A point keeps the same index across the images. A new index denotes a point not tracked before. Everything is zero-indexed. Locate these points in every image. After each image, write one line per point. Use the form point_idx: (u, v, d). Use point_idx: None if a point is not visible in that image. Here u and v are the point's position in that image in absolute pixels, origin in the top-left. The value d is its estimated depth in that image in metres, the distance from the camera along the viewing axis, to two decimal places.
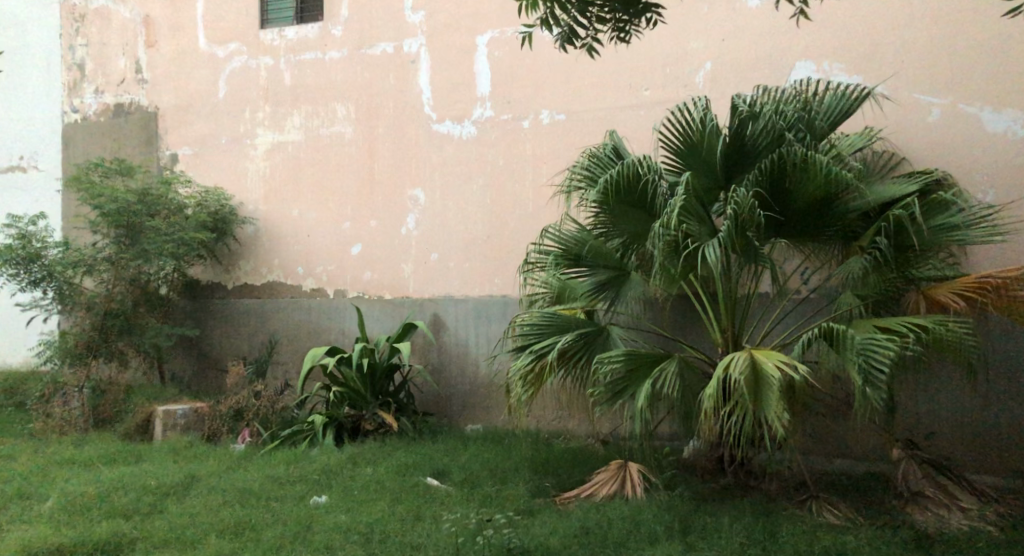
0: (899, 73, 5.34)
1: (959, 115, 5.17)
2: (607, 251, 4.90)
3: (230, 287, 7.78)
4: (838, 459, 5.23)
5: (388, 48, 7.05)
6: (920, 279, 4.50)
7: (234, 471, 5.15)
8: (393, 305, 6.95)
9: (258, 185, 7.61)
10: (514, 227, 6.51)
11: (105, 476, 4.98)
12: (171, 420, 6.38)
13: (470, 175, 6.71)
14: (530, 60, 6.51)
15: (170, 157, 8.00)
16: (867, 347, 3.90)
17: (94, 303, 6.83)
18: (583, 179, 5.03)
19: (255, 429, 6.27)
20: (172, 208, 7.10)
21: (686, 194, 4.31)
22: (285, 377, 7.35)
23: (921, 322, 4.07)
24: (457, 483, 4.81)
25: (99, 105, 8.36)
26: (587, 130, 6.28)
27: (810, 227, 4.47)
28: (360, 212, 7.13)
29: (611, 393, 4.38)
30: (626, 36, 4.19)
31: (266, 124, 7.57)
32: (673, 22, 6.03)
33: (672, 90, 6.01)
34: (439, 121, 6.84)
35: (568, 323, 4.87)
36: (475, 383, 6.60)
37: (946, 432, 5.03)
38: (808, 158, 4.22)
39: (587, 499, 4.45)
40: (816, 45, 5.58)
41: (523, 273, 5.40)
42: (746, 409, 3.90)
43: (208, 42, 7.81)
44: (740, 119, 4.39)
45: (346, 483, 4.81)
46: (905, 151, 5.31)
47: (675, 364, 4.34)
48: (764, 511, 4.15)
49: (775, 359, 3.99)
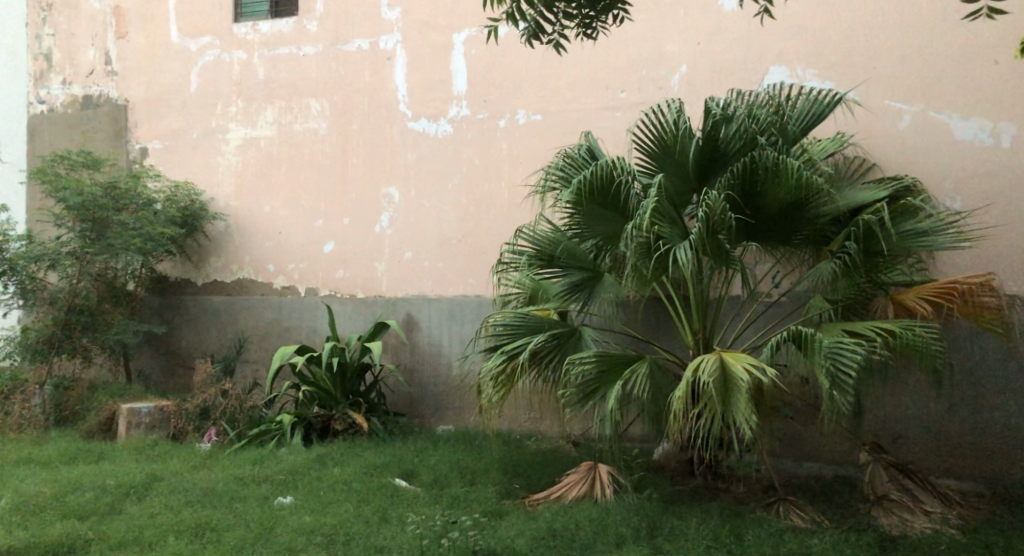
0: (872, 80, 5.38)
1: (929, 122, 5.22)
2: (581, 252, 4.91)
3: (199, 284, 7.66)
4: (807, 462, 5.25)
5: (363, 45, 6.99)
6: (888, 285, 4.54)
7: (198, 471, 5.05)
8: (366, 304, 6.88)
9: (229, 180, 7.51)
10: (488, 227, 6.47)
11: (63, 476, 4.88)
12: (135, 418, 6.24)
13: (444, 174, 6.66)
14: (506, 59, 6.49)
15: (140, 150, 7.88)
16: (834, 351, 3.92)
17: (57, 298, 6.70)
18: (558, 180, 5.00)
19: (222, 429, 6.16)
20: (140, 202, 6.95)
21: (659, 196, 4.30)
22: (254, 376, 7.25)
23: (889, 326, 4.10)
24: (426, 484, 4.77)
25: (67, 97, 8.21)
26: (563, 131, 6.26)
27: (781, 231, 4.48)
28: (333, 210, 7.05)
29: (582, 395, 4.34)
30: (592, 33, 4.19)
31: (238, 119, 7.47)
32: (650, 24, 6.03)
33: (647, 92, 6.01)
34: (414, 118, 6.79)
35: (540, 324, 4.85)
36: (448, 383, 6.56)
37: (912, 436, 5.07)
38: (779, 162, 4.23)
39: (556, 501, 4.41)
40: (790, 50, 5.61)
41: (496, 273, 5.34)
42: (714, 411, 3.90)
43: (180, 35, 7.69)
44: (713, 122, 4.39)
45: (313, 484, 4.75)
46: (875, 158, 5.36)
47: (646, 365, 4.34)
48: (732, 514, 4.16)
49: (744, 361, 4.00)
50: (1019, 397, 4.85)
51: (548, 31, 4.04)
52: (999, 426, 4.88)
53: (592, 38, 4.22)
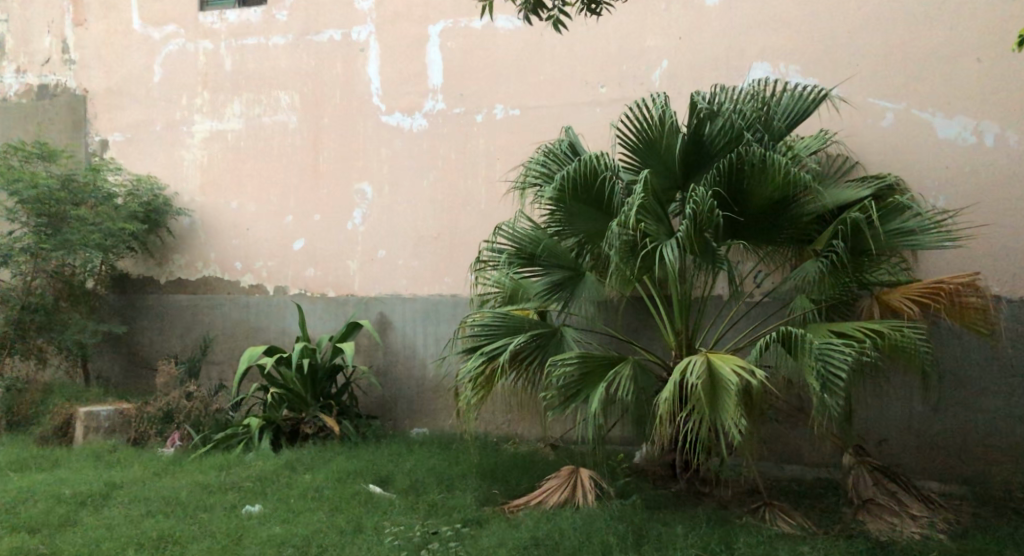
0: (856, 77, 5.31)
1: (913, 120, 5.17)
2: (562, 250, 4.75)
3: (162, 282, 7.36)
4: (789, 464, 5.18)
5: (335, 35, 6.77)
6: (873, 285, 4.45)
7: (160, 478, 4.82)
8: (338, 303, 6.67)
9: (194, 174, 7.23)
10: (464, 224, 6.31)
11: (15, 485, 4.62)
12: (94, 422, 5.98)
13: (419, 170, 6.48)
14: (484, 52, 6.32)
15: (99, 143, 7.57)
16: (825, 352, 3.81)
17: (9, 295, 6.41)
18: (538, 176, 4.87)
19: (187, 433, 5.90)
20: (102, 197, 6.64)
21: (645, 192, 4.17)
22: (220, 378, 6.99)
23: (877, 328, 4.01)
24: (401, 491, 4.59)
25: (21, 86, 7.87)
26: (542, 126, 6.12)
27: (767, 229, 4.38)
28: (303, 206, 6.83)
29: (564, 398, 4.20)
30: (597, 10, 4.22)
31: (204, 111, 7.20)
32: (631, 18, 5.90)
33: (628, 88, 5.89)
34: (388, 113, 6.59)
35: (521, 324, 4.69)
36: (422, 385, 6.38)
37: (896, 438, 5.02)
38: (766, 158, 4.13)
39: (537, 507, 4.26)
40: (773, 46, 5.52)
41: (475, 272, 5.18)
42: (703, 414, 3.78)
43: (143, 24, 7.40)
44: (699, 118, 4.29)
45: (282, 491, 4.54)
46: (858, 156, 5.29)
47: (630, 366, 4.21)
48: (718, 520, 4.06)
49: (733, 362, 3.87)
50: (1002, 398, 4.83)
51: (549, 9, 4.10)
52: (981, 427, 4.86)
53: (596, 13, 4.23)
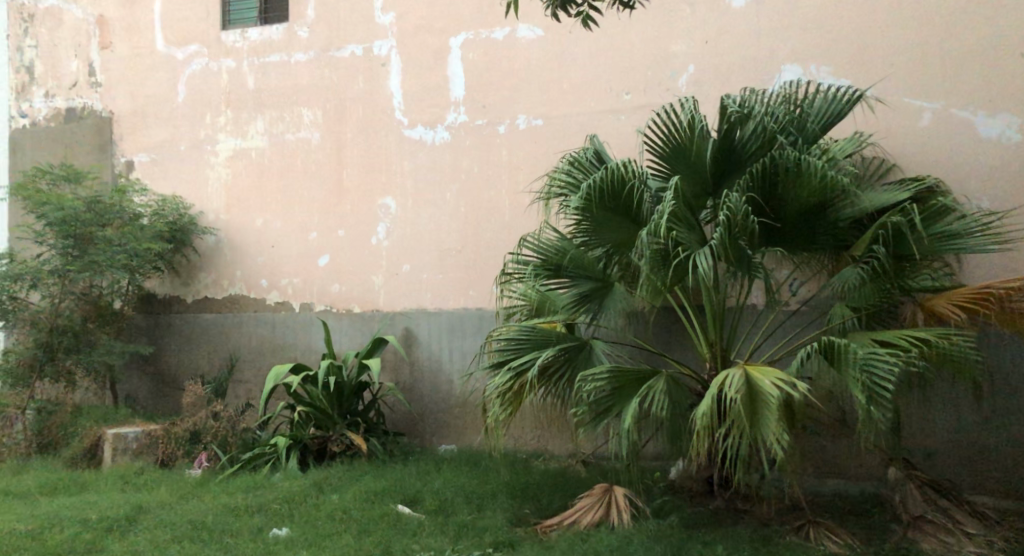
0: (890, 76, 5.14)
1: (952, 119, 4.99)
2: (589, 261, 4.64)
3: (188, 301, 7.35)
4: (830, 478, 5.00)
5: (357, 50, 6.73)
6: (916, 291, 4.26)
7: (187, 501, 4.76)
8: (363, 318, 6.60)
9: (219, 192, 7.22)
10: (488, 236, 6.21)
11: (43, 509, 4.58)
12: (122, 444, 5.95)
13: (443, 183, 6.40)
14: (506, 62, 6.24)
15: (125, 164, 7.60)
16: (869, 362, 3.64)
17: (39, 318, 6.41)
18: (563, 185, 4.75)
19: (214, 453, 5.85)
20: (127, 217, 6.65)
21: (675, 200, 4.04)
22: (247, 397, 6.95)
23: (924, 336, 3.82)
24: (430, 510, 4.48)
25: (49, 110, 7.92)
26: (566, 136, 6.01)
27: (802, 236, 4.22)
28: (328, 222, 6.78)
29: (595, 413, 4.07)
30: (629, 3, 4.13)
31: (228, 129, 7.20)
32: (655, 22, 5.79)
33: (654, 94, 5.77)
34: (410, 126, 6.53)
35: (549, 337, 4.56)
36: (449, 402, 6.28)
37: (945, 451, 4.81)
38: (801, 161, 3.98)
39: (571, 527, 4.13)
40: (803, 48, 5.37)
41: (500, 285, 5.05)
42: (743, 429, 3.62)
43: (166, 44, 7.43)
44: (729, 122, 4.15)
45: (310, 514, 4.45)
46: (896, 158, 5.11)
47: (664, 380, 4.05)
48: (760, 540, 3.91)
49: (773, 375, 3.71)
50: None
51: (578, 3, 4.04)
52: None
53: (629, 4, 4.07)
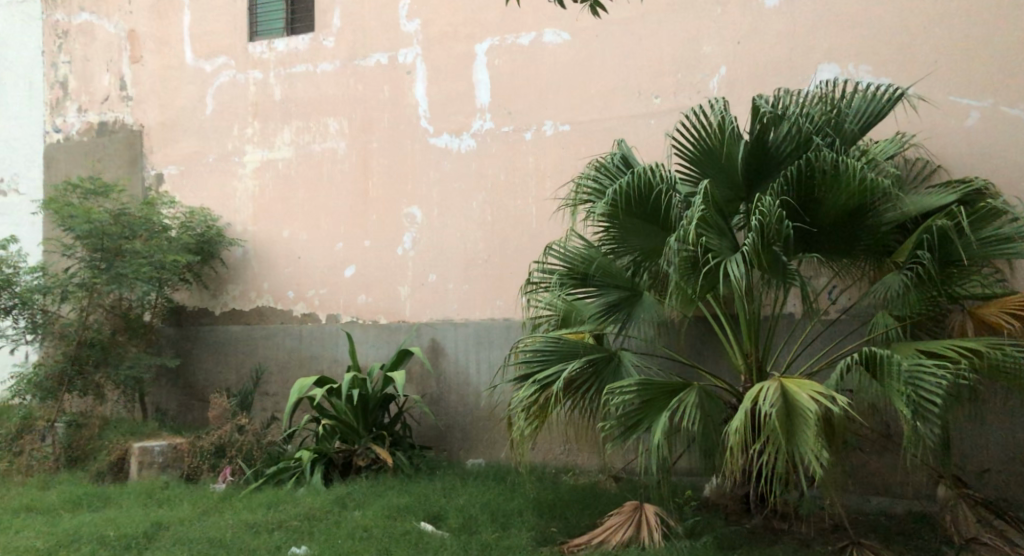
0: (934, 74, 4.90)
1: (1002, 117, 4.73)
2: (617, 269, 4.49)
3: (217, 313, 7.33)
4: (875, 496, 4.75)
5: (382, 59, 6.67)
6: (965, 298, 4.01)
7: (207, 517, 4.69)
8: (389, 329, 6.50)
9: (246, 204, 7.21)
10: (516, 245, 6.07)
11: (62, 526, 4.54)
12: (148, 457, 5.92)
13: (469, 191, 6.29)
14: (532, 67, 6.12)
15: (155, 176, 7.63)
16: (915, 376, 3.41)
17: (68, 331, 6.45)
18: (590, 192, 4.60)
19: (238, 467, 5.79)
20: (155, 229, 6.64)
21: (706, 204, 3.85)
22: (274, 409, 6.89)
23: (973, 346, 3.58)
24: (454, 529, 4.33)
25: (82, 124, 8.00)
26: (594, 142, 5.86)
27: (841, 241, 4.00)
28: (354, 232, 6.71)
29: (624, 428, 3.87)
30: None
31: (255, 141, 7.18)
32: (685, 23, 5.62)
33: (684, 96, 5.59)
34: (436, 134, 6.44)
35: (575, 348, 4.39)
36: (477, 414, 6.14)
37: (1001, 469, 4.53)
38: (839, 163, 3.78)
39: (599, 547, 3.96)
40: (840, 45, 5.15)
41: (526, 295, 4.91)
42: (779, 445, 3.41)
43: (195, 57, 7.46)
44: (762, 123, 3.97)
45: (331, 531, 4.33)
46: (941, 159, 4.86)
47: (696, 394, 3.86)
48: None
49: (810, 388, 3.51)
50: None
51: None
52: None
53: None
